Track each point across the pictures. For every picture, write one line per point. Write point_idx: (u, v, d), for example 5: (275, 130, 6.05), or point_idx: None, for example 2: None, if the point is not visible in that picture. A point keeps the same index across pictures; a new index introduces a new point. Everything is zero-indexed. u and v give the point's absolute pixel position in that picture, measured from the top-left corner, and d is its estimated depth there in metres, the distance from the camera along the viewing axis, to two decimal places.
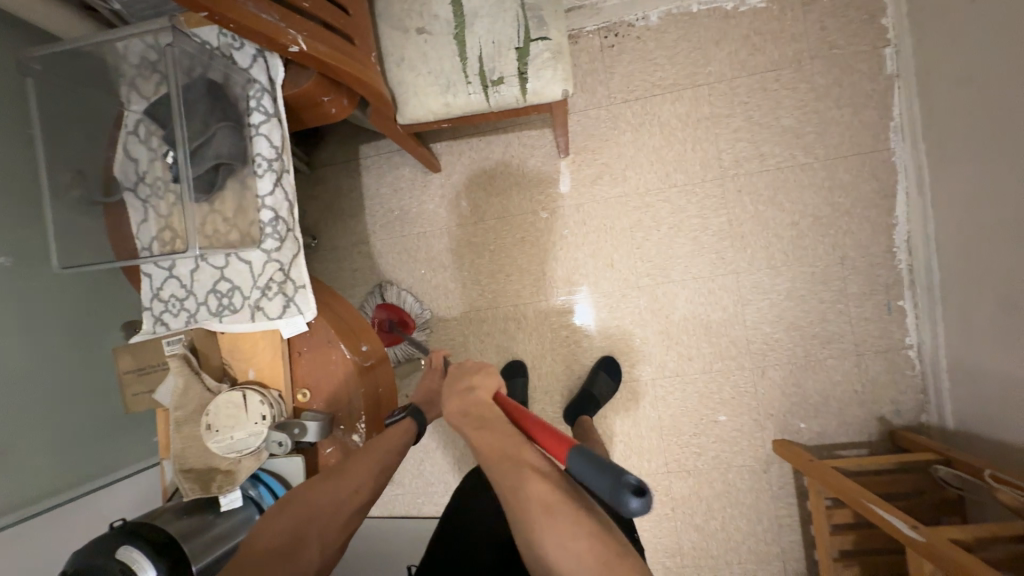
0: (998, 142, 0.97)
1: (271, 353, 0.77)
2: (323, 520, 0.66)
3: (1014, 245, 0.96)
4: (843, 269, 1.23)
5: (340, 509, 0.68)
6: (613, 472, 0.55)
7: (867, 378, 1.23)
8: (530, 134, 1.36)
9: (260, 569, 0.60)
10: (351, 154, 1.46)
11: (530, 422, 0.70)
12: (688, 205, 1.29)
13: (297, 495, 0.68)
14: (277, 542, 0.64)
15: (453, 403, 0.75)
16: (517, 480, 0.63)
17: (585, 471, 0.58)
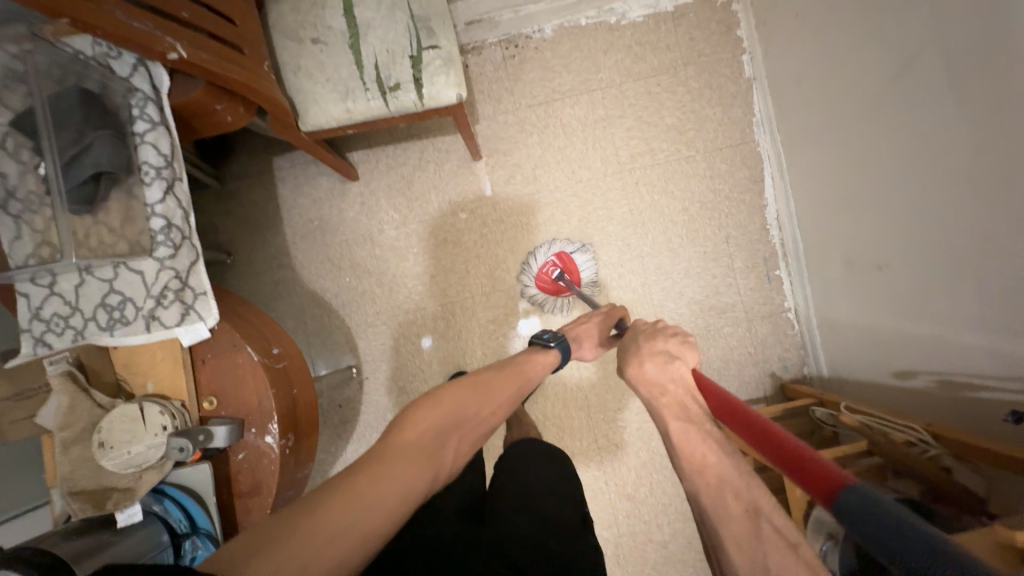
0: (822, 130, 1.20)
1: (172, 363, 0.76)
2: (462, 432, 0.79)
3: (846, 211, 1.17)
4: (728, 247, 1.40)
5: (476, 425, 0.82)
6: (949, 552, 0.40)
7: (758, 340, 1.40)
8: (444, 139, 1.42)
9: (422, 459, 0.69)
10: (264, 166, 1.44)
11: (750, 420, 0.67)
12: (594, 198, 1.41)
13: (448, 403, 0.80)
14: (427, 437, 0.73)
15: (653, 368, 0.86)
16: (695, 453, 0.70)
17: (863, 512, 0.47)
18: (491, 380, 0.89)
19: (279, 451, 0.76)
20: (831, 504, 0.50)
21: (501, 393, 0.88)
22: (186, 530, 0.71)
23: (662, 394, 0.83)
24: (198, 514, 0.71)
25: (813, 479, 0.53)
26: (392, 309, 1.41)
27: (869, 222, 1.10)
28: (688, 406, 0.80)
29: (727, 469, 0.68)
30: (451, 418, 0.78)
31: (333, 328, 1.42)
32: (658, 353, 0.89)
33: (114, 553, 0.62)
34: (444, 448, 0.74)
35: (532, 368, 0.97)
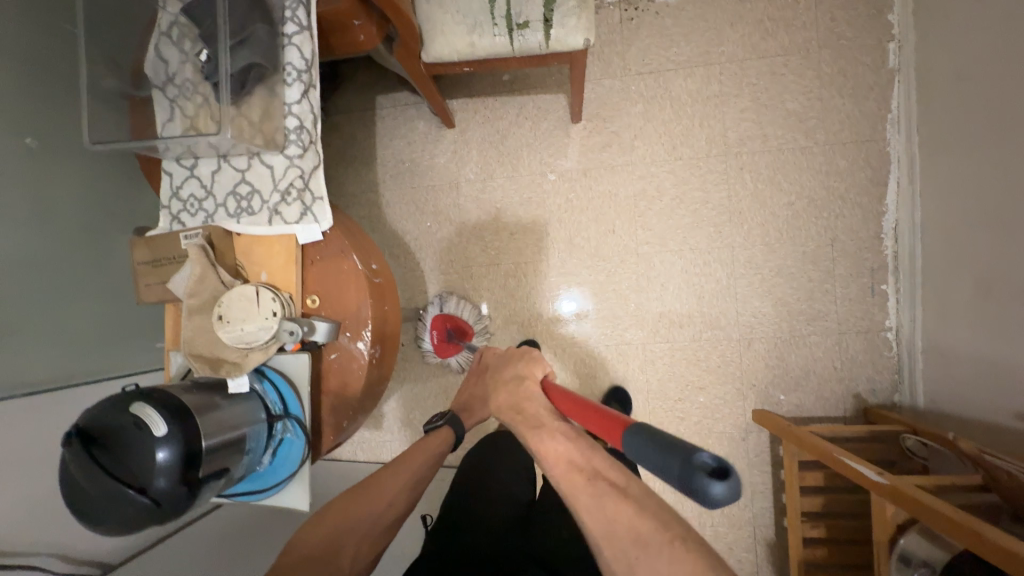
0: (960, 139, 1.11)
1: (285, 257, 0.79)
2: (359, 532, 0.79)
3: (974, 229, 1.07)
4: (833, 251, 1.29)
5: (371, 520, 0.81)
6: (674, 445, 0.52)
7: (847, 356, 1.29)
8: (544, 98, 1.40)
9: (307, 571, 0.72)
10: (366, 103, 1.48)
11: (569, 403, 0.74)
12: (691, 177, 1.34)
13: (335, 510, 0.81)
14: (317, 546, 0.76)
15: (506, 394, 0.84)
16: (562, 467, 0.69)
17: (640, 451, 0.55)
18: (381, 474, 0.87)
19: (368, 358, 0.79)
20: (623, 444, 0.59)
21: (396, 478, 0.87)
22: (280, 412, 0.75)
23: (520, 413, 0.79)
24: (291, 399, 0.75)
25: (616, 435, 0.61)
26: (466, 259, 1.42)
27: (993, 243, 1.02)
28: (541, 414, 0.78)
29: (574, 449, 0.70)
30: (337, 522, 0.79)
31: (406, 269, 1.45)
32: (509, 380, 0.86)
33: (221, 415, 0.67)
34: (336, 553, 0.75)
35: (425, 449, 0.93)
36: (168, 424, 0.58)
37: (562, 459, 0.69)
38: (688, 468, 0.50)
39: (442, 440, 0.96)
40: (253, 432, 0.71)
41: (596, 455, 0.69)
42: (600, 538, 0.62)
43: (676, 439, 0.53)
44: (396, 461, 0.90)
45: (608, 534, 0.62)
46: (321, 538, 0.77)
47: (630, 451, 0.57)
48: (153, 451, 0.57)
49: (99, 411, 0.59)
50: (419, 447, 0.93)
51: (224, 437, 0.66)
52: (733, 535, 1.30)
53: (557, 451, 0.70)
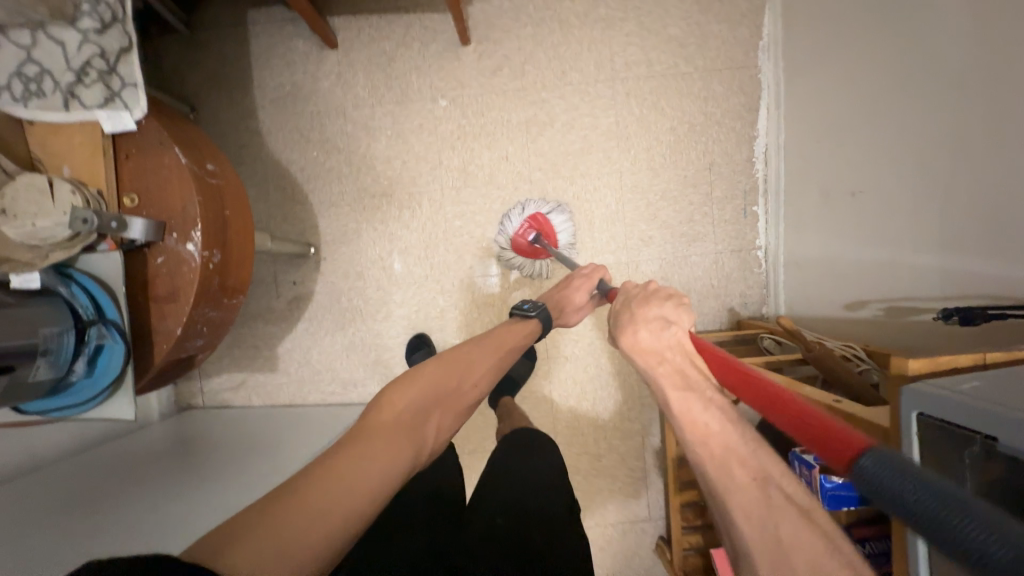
0: (819, 55, 1.16)
1: (90, 149, 0.71)
2: (444, 407, 0.80)
3: (827, 142, 1.15)
4: (711, 175, 1.36)
5: (454, 399, 0.82)
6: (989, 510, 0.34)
7: (722, 274, 1.38)
8: (432, 16, 1.33)
9: (398, 433, 0.71)
10: (237, 19, 1.34)
11: (742, 383, 0.65)
12: (581, 103, 1.34)
13: (427, 377, 0.80)
14: (406, 413, 0.74)
15: (647, 335, 0.79)
16: (711, 447, 0.62)
17: (887, 482, 0.40)
18: (470, 353, 0.88)
19: (200, 262, 0.74)
20: (857, 472, 0.43)
21: (485, 366, 0.89)
22: (92, 318, 0.68)
23: (662, 362, 0.76)
24: (107, 304, 0.69)
25: (833, 452, 0.46)
26: (359, 190, 1.36)
27: (851, 150, 1.07)
28: (687, 374, 0.73)
29: (730, 435, 0.62)
30: (428, 393, 0.79)
31: (293, 203, 1.37)
32: (652, 320, 0.81)
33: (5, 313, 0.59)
34: (428, 419, 0.76)
35: (509, 334, 0.96)
36: None
37: (714, 439, 0.63)
38: None
39: (530, 329, 0.99)
40: (53, 336, 0.64)
41: (766, 457, 0.59)
42: (758, 544, 0.54)
43: (968, 495, 0.35)
44: (482, 340, 0.92)
45: (768, 543, 0.53)
46: (416, 403, 0.76)
47: (866, 480, 0.41)
48: None
49: None
50: (508, 334, 0.97)
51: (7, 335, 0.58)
52: (623, 445, 1.40)
53: (709, 427, 0.64)
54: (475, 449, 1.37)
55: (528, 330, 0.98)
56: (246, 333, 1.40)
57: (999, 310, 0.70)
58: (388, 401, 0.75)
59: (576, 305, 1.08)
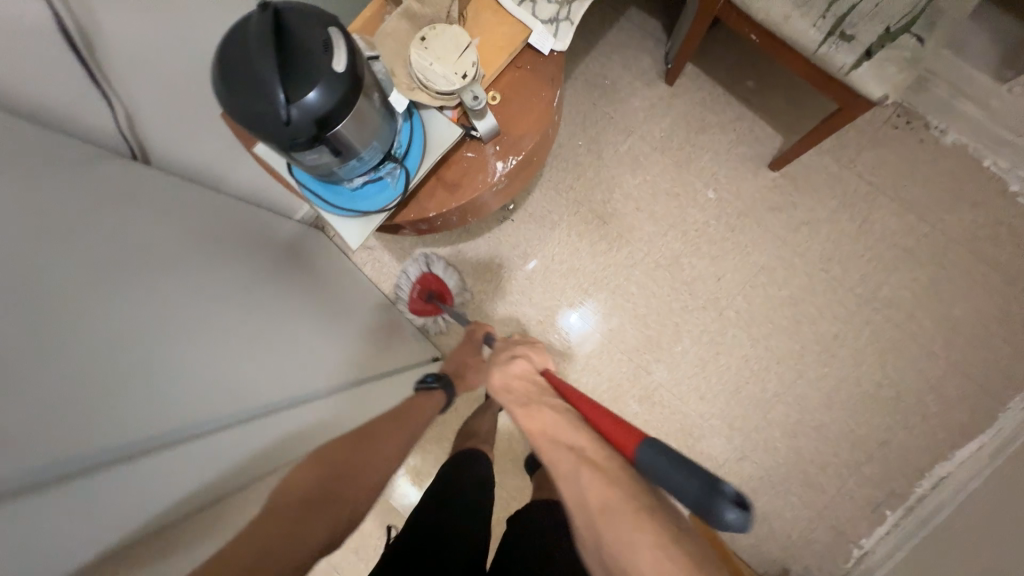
0: None
1: (505, 39, 0.75)
2: (348, 482, 0.68)
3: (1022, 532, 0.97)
4: (875, 449, 1.24)
5: (358, 481, 0.70)
6: (700, 468, 0.54)
7: (807, 537, 1.24)
8: (765, 127, 1.33)
9: (295, 515, 0.59)
10: (618, 4, 1.40)
11: (575, 396, 0.71)
12: (820, 293, 1.27)
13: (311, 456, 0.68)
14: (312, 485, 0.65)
15: (496, 373, 0.80)
16: (564, 480, 0.58)
17: (664, 467, 0.55)
18: (376, 428, 0.80)
19: (495, 181, 0.76)
20: (634, 454, 0.58)
21: (391, 442, 0.80)
22: (398, 157, 0.72)
23: (507, 392, 0.76)
24: (413, 155, 0.73)
25: (625, 438, 0.60)
26: (586, 197, 1.38)
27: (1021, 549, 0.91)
28: (530, 391, 0.74)
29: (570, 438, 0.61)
30: (324, 475, 0.66)
31: None
32: (503, 357, 0.83)
33: (370, 113, 0.63)
34: (324, 505, 0.63)
35: (416, 414, 0.91)
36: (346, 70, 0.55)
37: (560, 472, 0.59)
38: (710, 487, 0.52)
39: (432, 403, 0.97)
40: (373, 151, 0.67)
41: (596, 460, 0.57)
42: None
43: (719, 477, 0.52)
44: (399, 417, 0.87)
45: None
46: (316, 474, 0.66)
47: (644, 465, 0.57)
48: (315, 80, 0.53)
49: (294, 6, 0.54)
50: (412, 411, 0.91)
51: (360, 129, 0.62)
52: None
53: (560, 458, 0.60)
54: None
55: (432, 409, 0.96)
56: None
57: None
58: (287, 482, 0.63)
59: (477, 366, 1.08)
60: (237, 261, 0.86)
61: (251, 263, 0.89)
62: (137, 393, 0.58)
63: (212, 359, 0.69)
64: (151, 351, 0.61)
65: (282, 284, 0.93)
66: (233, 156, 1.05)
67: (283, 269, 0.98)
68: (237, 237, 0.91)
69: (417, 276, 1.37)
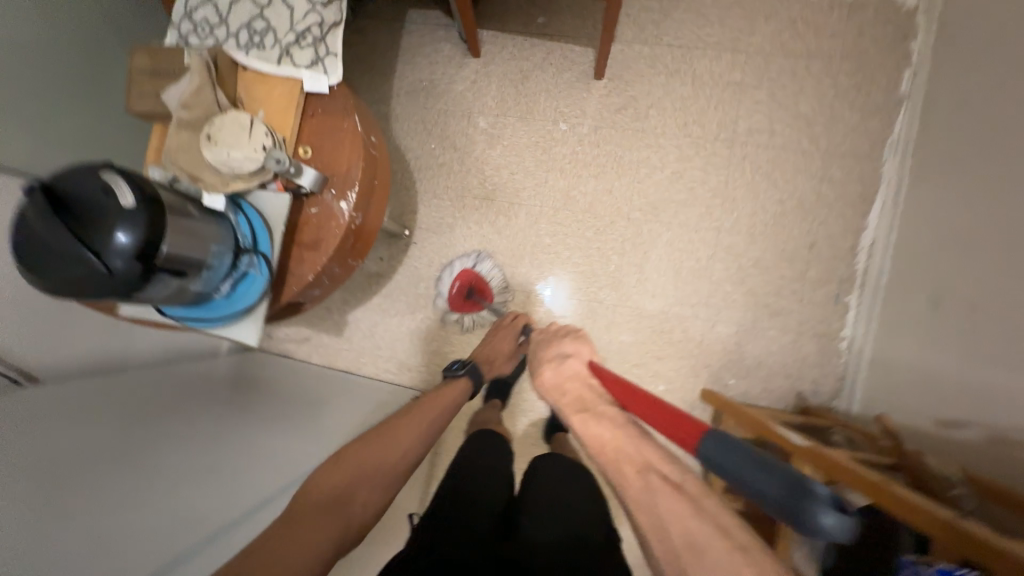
0: (957, 165, 1.14)
1: (285, 100, 0.79)
2: (370, 482, 0.82)
3: (955, 253, 1.09)
4: (810, 254, 1.34)
5: (389, 465, 0.86)
6: (775, 462, 0.53)
7: (799, 356, 1.34)
8: (573, 48, 1.42)
9: (321, 517, 0.73)
10: (395, 14, 1.47)
11: (626, 391, 0.78)
12: (695, 156, 1.37)
13: (355, 451, 0.85)
14: (337, 486, 0.79)
15: (551, 373, 0.91)
16: (604, 451, 0.72)
17: (727, 462, 0.56)
18: (398, 425, 0.93)
19: (347, 220, 0.80)
20: (697, 452, 0.60)
21: (408, 436, 0.91)
22: (248, 247, 0.75)
23: (562, 394, 0.87)
24: (262, 239, 0.76)
25: (688, 437, 0.62)
26: (465, 188, 1.43)
27: (977, 265, 1.02)
28: (586, 398, 0.84)
29: (623, 441, 0.72)
30: (335, 487, 0.79)
31: (401, 186, 1.45)
32: (554, 358, 0.94)
33: (194, 225, 0.66)
34: (355, 495, 0.79)
35: (441, 399, 1.01)
36: (140, 202, 0.58)
37: (616, 451, 0.71)
38: (802, 491, 0.49)
39: (458, 392, 1.05)
40: (219, 254, 0.70)
41: (651, 452, 0.70)
42: (660, 550, 0.61)
43: (809, 478, 0.50)
44: (415, 411, 0.97)
45: (673, 547, 0.60)
46: (339, 483, 0.79)
47: (706, 459, 0.58)
48: (117, 225, 0.55)
49: (62, 173, 0.56)
50: (445, 394, 1.03)
51: (190, 245, 0.65)
52: None
53: (602, 436, 0.75)
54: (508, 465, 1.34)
55: (457, 399, 1.03)
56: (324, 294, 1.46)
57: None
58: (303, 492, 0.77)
59: (504, 354, 1.18)
60: (187, 410, 0.96)
61: (200, 405, 0.99)
62: (115, 555, 0.71)
63: (207, 469, 0.88)
64: (123, 510, 0.76)
65: (231, 413, 1.03)
66: (122, 335, 1.06)
67: (235, 399, 1.08)
68: (168, 391, 0.99)
69: (460, 271, 1.34)
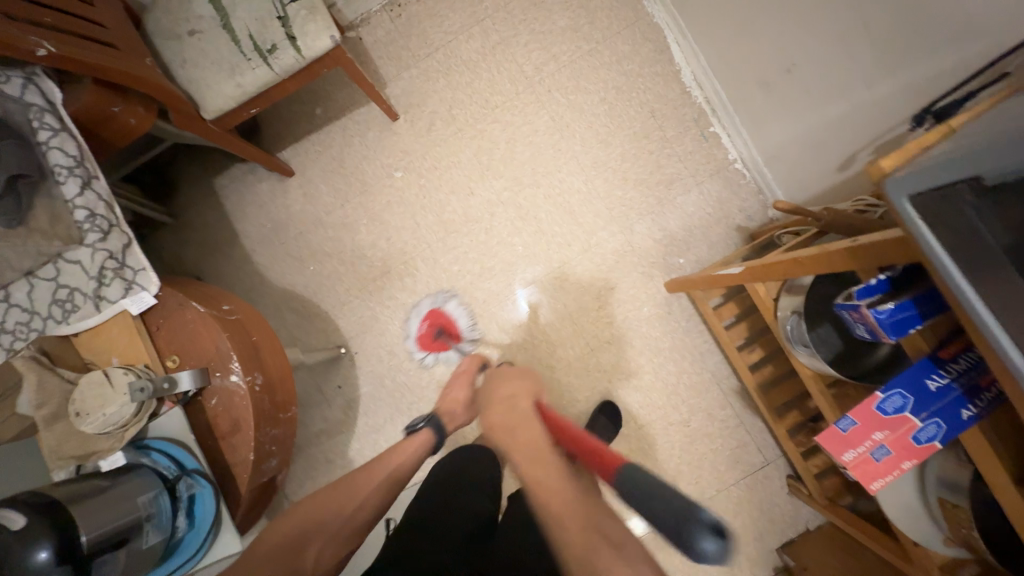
0: None
1: (126, 334, 0.81)
2: (321, 534, 0.82)
3: (751, 35, 1.15)
4: (657, 120, 1.40)
5: (338, 523, 0.84)
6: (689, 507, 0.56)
7: (714, 200, 1.38)
8: (360, 112, 1.49)
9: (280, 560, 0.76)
10: (207, 191, 1.52)
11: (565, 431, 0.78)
12: (514, 117, 1.44)
13: (305, 507, 0.85)
14: (283, 542, 0.80)
15: (498, 415, 0.86)
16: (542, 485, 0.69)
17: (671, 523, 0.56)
18: (365, 471, 0.93)
19: (247, 386, 0.80)
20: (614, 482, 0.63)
21: (370, 486, 0.90)
22: (176, 474, 0.75)
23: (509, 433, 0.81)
24: (186, 458, 0.76)
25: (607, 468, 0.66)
26: (363, 279, 1.46)
27: (772, 27, 1.07)
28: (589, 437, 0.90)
29: (565, 485, 0.69)
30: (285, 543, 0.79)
31: (311, 316, 1.47)
32: (500, 404, 0.90)
33: (109, 496, 0.66)
34: (306, 545, 0.80)
35: (403, 454, 0.97)
36: (35, 518, 0.56)
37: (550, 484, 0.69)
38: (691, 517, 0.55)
39: (417, 445, 0.99)
40: (150, 500, 0.70)
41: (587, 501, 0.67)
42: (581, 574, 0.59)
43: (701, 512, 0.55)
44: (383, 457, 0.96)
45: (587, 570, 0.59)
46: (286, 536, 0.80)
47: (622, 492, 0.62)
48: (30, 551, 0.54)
49: None
50: (400, 455, 0.97)
51: (115, 515, 0.64)
52: (705, 400, 1.35)
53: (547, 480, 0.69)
54: None
55: (418, 452, 0.98)
56: (317, 450, 1.44)
57: (951, 92, 0.70)
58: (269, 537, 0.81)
59: (461, 403, 1.10)
60: None
61: None
62: None
63: None
64: None
65: None
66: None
67: None
68: None
69: (428, 310, 1.43)
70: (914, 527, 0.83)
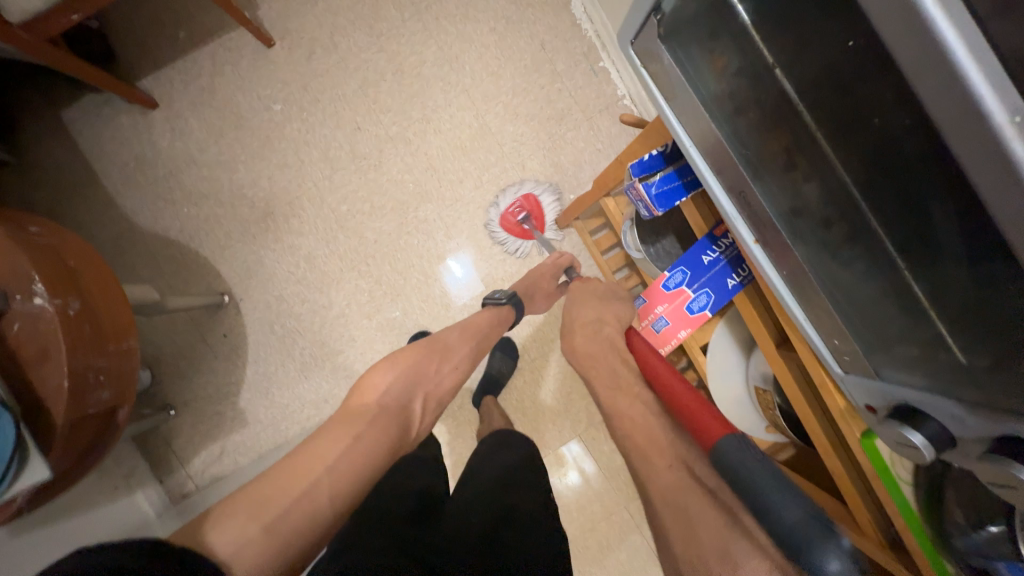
0: None
1: None
2: (425, 385, 0.91)
3: None
4: (547, 53, 1.38)
5: (433, 382, 0.92)
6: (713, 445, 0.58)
7: (604, 135, 1.39)
8: (229, 38, 1.36)
9: (390, 411, 0.82)
10: (55, 126, 1.35)
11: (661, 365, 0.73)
12: (401, 47, 1.37)
13: (410, 357, 0.91)
14: (399, 392, 0.86)
15: (584, 338, 0.90)
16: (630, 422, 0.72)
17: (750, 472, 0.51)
18: (447, 336, 0.99)
19: (56, 310, 0.74)
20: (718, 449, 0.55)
21: (461, 352, 0.99)
22: None
23: (592, 358, 0.87)
24: None
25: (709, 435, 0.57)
26: (246, 221, 1.37)
27: None
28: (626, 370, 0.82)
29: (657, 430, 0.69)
30: (400, 387, 0.87)
31: (188, 261, 1.36)
32: (588, 325, 0.91)
33: None
34: (413, 397, 0.88)
35: (484, 318, 1.06)
36: None
37: (647, 436, 0.69)
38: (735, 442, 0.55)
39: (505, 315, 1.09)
40: None
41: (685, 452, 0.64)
42: (675, 531, 0.57)
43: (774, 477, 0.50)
44: (473, 321, 1.05)
45: (679, 522, 0.57)
46: (402, 385, 0.87)
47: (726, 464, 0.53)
48: None
49: None
50: (481, 321, 1.05)
51: None
52: None
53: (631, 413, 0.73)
54: (461, 403, 1.34)
55: (496, 316, 1.07)
56: (205, 403, 1.37)
57: None
58: (365, 393, 0.84)
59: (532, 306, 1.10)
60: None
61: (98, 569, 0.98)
62: None
63: None
64: None
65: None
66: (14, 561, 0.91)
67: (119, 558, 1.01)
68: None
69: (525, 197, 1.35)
70: (742, 418, 0.88)
